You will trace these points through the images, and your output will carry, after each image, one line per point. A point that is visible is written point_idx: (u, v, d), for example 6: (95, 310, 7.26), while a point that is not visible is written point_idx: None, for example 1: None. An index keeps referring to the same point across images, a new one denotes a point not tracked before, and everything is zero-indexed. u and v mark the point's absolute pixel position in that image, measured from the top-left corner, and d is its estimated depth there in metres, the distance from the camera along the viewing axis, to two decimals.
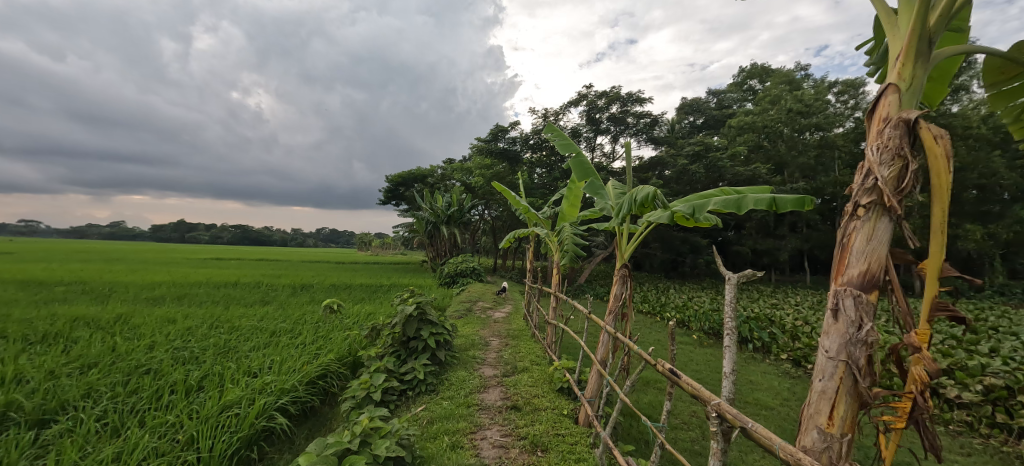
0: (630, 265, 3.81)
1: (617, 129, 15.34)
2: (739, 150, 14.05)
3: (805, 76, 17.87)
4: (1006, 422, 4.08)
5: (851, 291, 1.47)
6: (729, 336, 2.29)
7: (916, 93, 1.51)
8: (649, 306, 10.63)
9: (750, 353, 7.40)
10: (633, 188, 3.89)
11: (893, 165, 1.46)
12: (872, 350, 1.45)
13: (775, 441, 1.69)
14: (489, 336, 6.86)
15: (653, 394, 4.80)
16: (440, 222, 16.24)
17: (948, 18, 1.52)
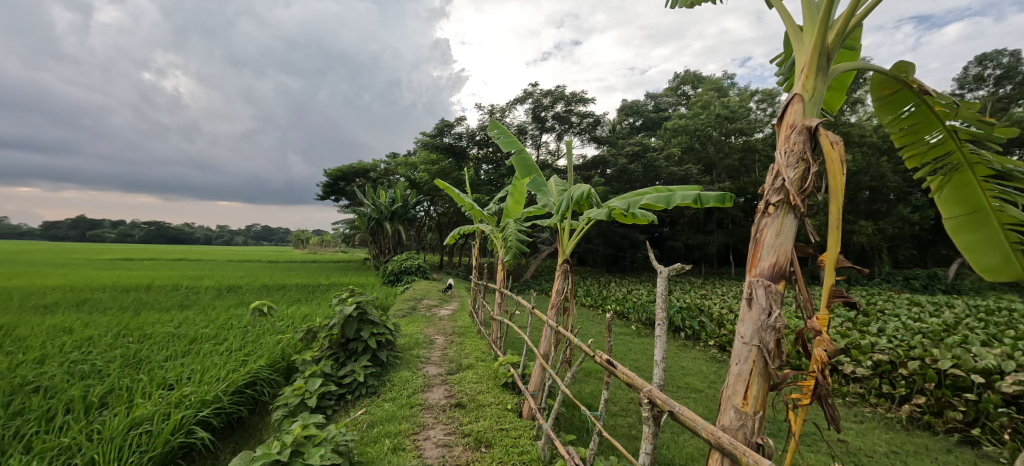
0: (571, 260, 3.89)
1: (562, 128, 15.65)
2: (674, 151, 14.91)
3: (731, 84, 19.31)
4: (890, 392, 4.70)
5: (763, 282, 1.61)
6: (660, 326, 2.42)
7: (816, 103, 1.68)
8: (592, 299, 11.01)
9: (683, 340, 7.90)
10: (572, 185, 3.99)
11: (798, 167, 1.61)
12: (780, 334, 1.60)
13: (698, 422, 1.83)
14: (434, 334, 6.77)
15: (593, 384, 4.99)
16: (383, 219, 15.73)
17: (843, 38, 1.70)
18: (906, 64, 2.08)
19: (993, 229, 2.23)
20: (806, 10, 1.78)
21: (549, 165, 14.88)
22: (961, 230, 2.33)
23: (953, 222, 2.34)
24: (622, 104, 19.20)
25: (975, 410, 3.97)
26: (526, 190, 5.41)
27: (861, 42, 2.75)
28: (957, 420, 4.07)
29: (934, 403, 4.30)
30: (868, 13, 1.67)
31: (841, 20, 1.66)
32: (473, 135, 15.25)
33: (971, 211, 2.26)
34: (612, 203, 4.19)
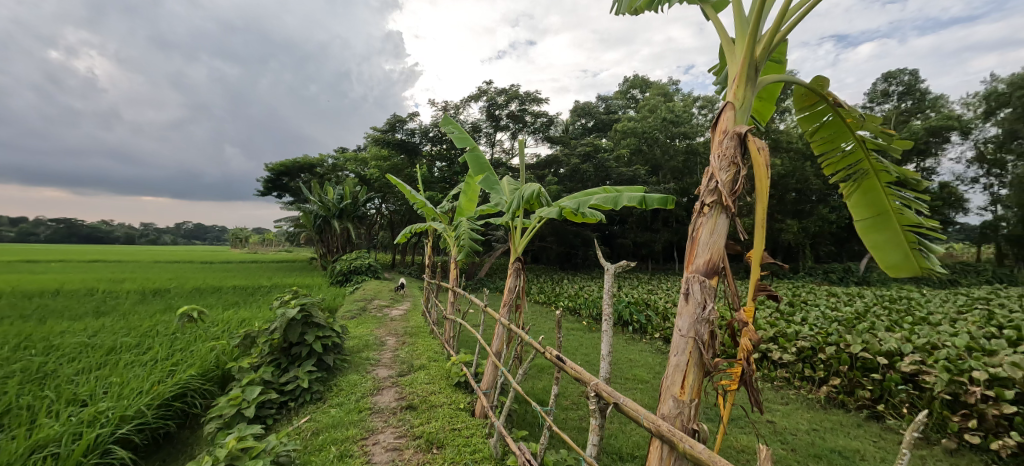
0: (523, 258, 3.93)
1: (516, 126, 15.71)
2: (623, 152, 15.44)
3: (676, 90, 20.29)
4: (811, 375, 5.16)
5: (698, 278, 1.71)
6: (606, 321, 2.50)
7: (745, 111, 1.80)
8: (545, 296, 11.18)
9: (631, 334, 8.22)
10: (524, 184, 4.02)
11: (729, 170, 1.72)
12: (713, 326, 1.71)
13: (640, 412, 1.91)
14: (385, 336, 6.60)
15: (546, 380, 5.07)
16: (331, 216, 15.09)
17: (769, 51, 1.84)
18: (824, 78, 2.29)
19: (896, 231, 2.47)
20: (737, 25, 1.91)
21: (503, 163, 14.92)
22: (870, 231, 2.57)
23: (863, 224, 2.58)
24: (575, 106, 19.57)
25: (880, 388, 4.45)
26: (479, 188, 5.39)
27: (787, 56, 2.98)
28: (866, 398, 4.54)
29: (847, 384, 4.77)
30: (791, 31, 1.80)
31: (767, 35, 1.79)
32: (426, 132, 14.96)
33: (877, 214, 2.51)
34: (563, 202, 4.26)
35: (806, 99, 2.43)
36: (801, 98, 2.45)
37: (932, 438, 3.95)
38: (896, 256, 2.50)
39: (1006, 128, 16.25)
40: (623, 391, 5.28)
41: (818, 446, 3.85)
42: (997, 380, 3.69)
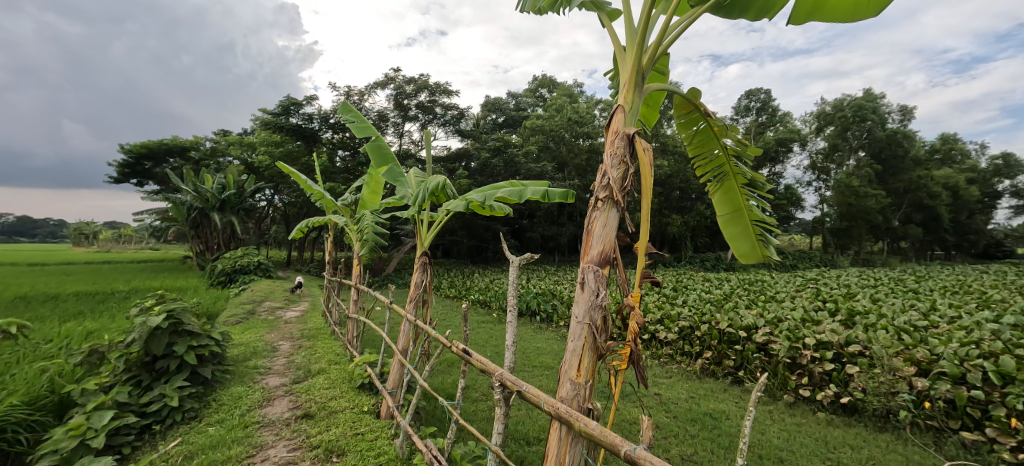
0: (430, 252, 3.85)
1: (425, 118, 15.30)
2: (531, 148, 15.91)
3: (580, 91, 21.41)
4: (689, 351, 5.85)
5: (592, 268, 1.83)
6: (511, 313, 2.55)
7: (633, 114, 1.96)
8: (455, 290, 11.12)
9: (538, 323, 8.54)
10: (429, 177, 3.91)
11: (620, 168, 1.87)
12: (605, 311, 1.84)
13: (541, 398, 1.99)
14: (278, 340, 6.05)
15: (454, 374, 5.06)
16: (210, 209, 13.32)
17: (654, 61, 2.01)
18: (697, 89, 2.57)
19: (747, 225, 2.88)
20: (628, 34, 2.06)
21: (412, 156, 14.44)
22: (729, 225, 2.96)
23: (725, 219, 2.97)
24: (485, 100, 19.62)
25: (740, 357, 5.22)
26: (383, 180, 5.13)
27: (670, 68, 3.30)
28: (730, 366, 5.29)
29: (715, 355, 5.51)
30: (671, 44, 1.99)
31: (652, 47, 1.96)
32: (326, 118, 13.88)
33: (734, 210, 2.90)
34: (470, 195, 4.25)
35: (684, 106, 2.71)
36: (679, 105, 2.73)
37: (775, 394, 4.75)
38: (747, 246, 2.92)
39: (830, 143, 19.96)
40: (531, 377, 5.48)
41: (694, 411, 4.39)
42: (821, 345, 4.55)
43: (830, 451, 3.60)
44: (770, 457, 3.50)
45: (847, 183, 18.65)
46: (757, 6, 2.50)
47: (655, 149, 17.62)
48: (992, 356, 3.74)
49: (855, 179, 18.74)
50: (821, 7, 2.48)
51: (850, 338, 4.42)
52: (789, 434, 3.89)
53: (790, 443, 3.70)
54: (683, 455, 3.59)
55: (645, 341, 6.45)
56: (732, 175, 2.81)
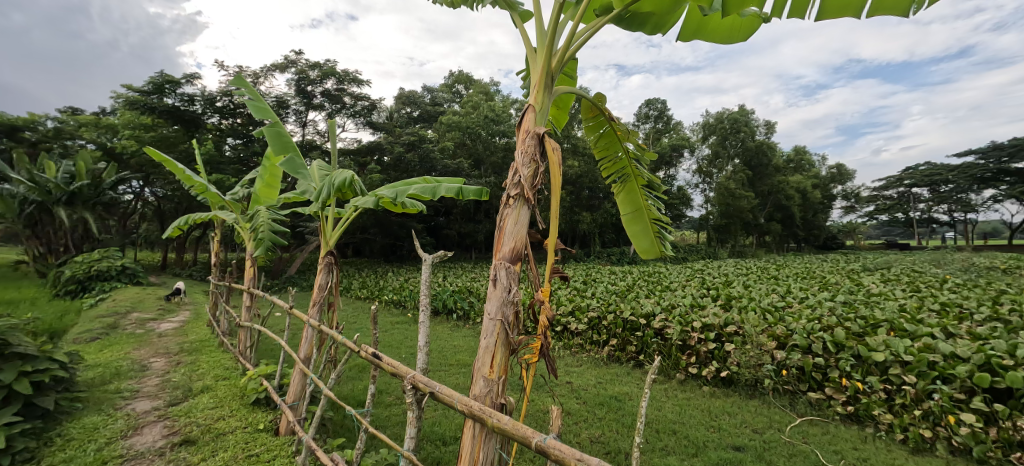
0: (336, 252, 3.58)
1: (332, 107, 14.31)
2: (448, 145, 15.68)
3: (496, 90, 21.57)
4: (597, 339, 6.20)
5: (504, 264, 1.83)
6: (424, 312, 2.45)
7: (543, 114, 1.99)
8: (366, 291, 10.57)
9: (454, 321, 8.45)
10: (334, 171, 3.61)
11: (531, 166, 1.89)
12: (517, 307, 1.85)
13: (454, 398, 1.94)
14: (150, 357, 5.23)
15: (366, 381, 4.80)
16: (54, 203, 11.09)
17: (562, 65, 2.07)
18: (602, 94, 2.70)
19: (647, 223, 3.11)
20: (538, 36, 2.09)
21: (317, 148, 13.41)
22: (631, 224, 3.17)
23: (627, 218, 3.17)
24: (399, 93, 18.83)
25: (641, 343, 5.65)
26: (281, 171, 4.68)
27: (577, 72, 3.44)
28: (632, 351, 5.70)
29: (620, 342, 5.90)
30: (578, 49, 2.06)
31: (560, 50, 2.01)
32: (212, 101, 12.32)
33: (636, 210, 3.12)
34: (379, 191, 4.04)
35: (590, 109, 2.84)
36: (586, 109, 2.86)
37: (670, 374, 5.20)
38: (647, 243, 3.14)
39: (714, 149, 22.56)
40: (447, 376, 5.40)
41: (602, 396, 4.65)
42: (706, 327, 5.12)
43: (714, 420, 4.05)
44: (667, 431, 3.84)
45: (727, 186, 21.25)
46: (653, 21, 2.70)
47: (567, 149, 18.42)
48: (829, 329, 4.52)
49: (733, 181, 21.40)
50: (705, 27, 2.79)
51: (728, 320, 5.04)
52: (681, 408, 4.30)
53: (682, 416, 4.10)
54: (592, 438, 3.79)
55: (558, 333, 6.70)
56: (634, 176, 3.02)
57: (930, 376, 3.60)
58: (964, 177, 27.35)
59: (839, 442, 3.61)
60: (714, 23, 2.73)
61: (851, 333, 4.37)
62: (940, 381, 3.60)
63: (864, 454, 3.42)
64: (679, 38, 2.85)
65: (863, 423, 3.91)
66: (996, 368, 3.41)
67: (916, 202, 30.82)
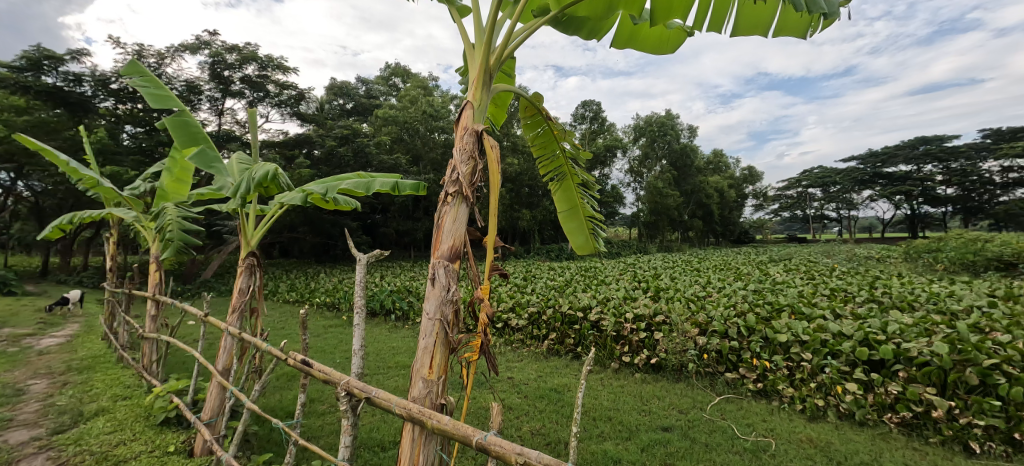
0: (259, 253, 3.29)
1: (254, 96, 13.24)
2: (384, 139, 15.14)
3: (434, 85, 21.15)
4: (537, 334, 6.30)
5: (443, 263, 1.78)
6: (358, 315, 2.31)
7: (482, 112, 1.96)
8: (296, 294, 9.91)
9: (393, 322, 8.18)
10: (254, 165, 3.29)
11: (469, 163, 1.86)
12: (457, 305, 1.81)
13: (390, 402, 1.85)
14: (28, 380, 4.52)
15: (295, 390, 4.50)
16: None
17: (501, 63, 2.04)
18: (540, 94, 2.73)
19: (582, 221, 3.20)
20: (476, 33, 2.05)
21: (238, 140, 12.34)
22: (567, 221, 3.24)
23: (564, 216, 3.25)
24: (331, 83, 17.75)
25: (579, 335, 5.83)
26: (192, 164, 4.23)
27: (515, 71, 3.46)
28: (570, 343, 5.87)
29: (559, 336, 6.05)
30: (516, 47, 2.05)
31: (499, 48, 1.99)
32: (105, 82, 10.93)
33: (571, 208, 3.20)
34: (308, 187, 3.78)
35: (528, 109, 2.86)
36: (524, 108, 2.87)
37: (605, 363, 5.42)
38: (581, 240, 3.23)
39: (644, 151, 23.86)
40: (385, 380, 5.21)
41: (542, 389, 4.74)
42: (637, 318, 5.41)
43: (645, 404, 4.27)
44: (603, 417, 3.99)
45: (656, 185, 22.58)
46: (589, 27, 2.80)
47: (507, 147, 18.55)
48: (742, 315, 4.97)
49: (661, 181, 22.77)
50: (636, 35, 2.92)
51: (657, 310, 5.36)
52: (615, 395, 4.49)
53: (617, 403, 4.28)
54: (533, 431, 3.84)
55: (499, 329, 6.72)
56: (569, 175, 3.10)
57: (823, 353, 4.10)
58: (850, 179, 31.32)
59: (751, 416, 3.97)
60: (644, 32, 2.87)
61: (760, 318, 4.83)
62: (830, 356, 4.10)
63: (772, 425, 3.79)
64: (612, 45, 2.96)
65: (770, 397, 4.33)
66: (872, 342, 3.94)
67: (812, 201, 34.77)
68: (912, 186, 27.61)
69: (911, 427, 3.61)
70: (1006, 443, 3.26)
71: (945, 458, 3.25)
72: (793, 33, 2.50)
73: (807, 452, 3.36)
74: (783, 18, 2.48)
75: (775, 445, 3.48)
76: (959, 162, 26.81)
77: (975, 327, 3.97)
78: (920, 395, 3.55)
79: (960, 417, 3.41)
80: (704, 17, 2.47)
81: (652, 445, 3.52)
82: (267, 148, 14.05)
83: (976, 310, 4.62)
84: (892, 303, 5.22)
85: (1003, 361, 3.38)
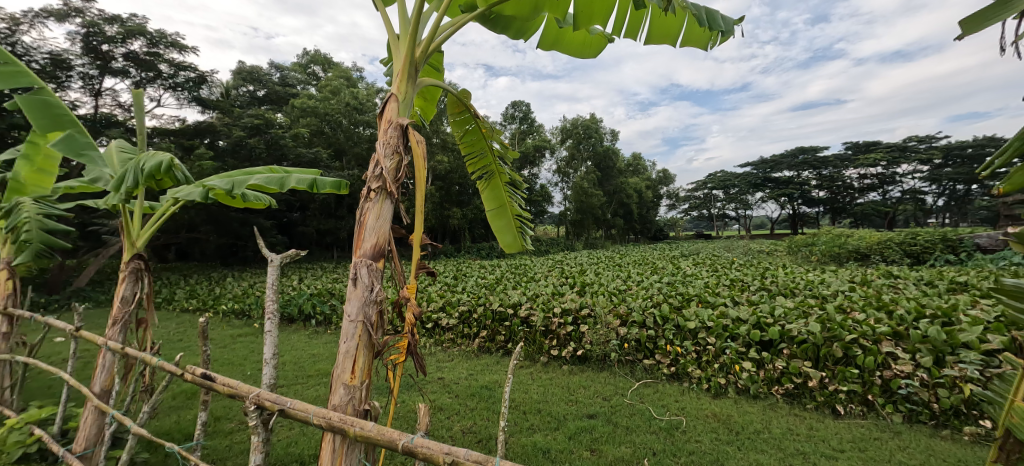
0: (146, 256, 2.88)
1: (142, 75, 11.62)
2: (302, 131, 14.09)
3: (358, 76, 20.11)
4: (467, 332, 6.24)
5: (365, 262, 1.69)
6: (270, 320, 2.11)
7: (407, 105, 1.89)
8: (197, 301, 8.88)
9: (313, 328, 7.64)
10: (141, 153, 2.87)
11: (393, 158, 1.78)
12: (381, 306, 1.72)
13: (306, 411, 1.70)
14: None
15: (196, 409, 4.03)
16: None
17: (427, 56, 1.97)
18: (468, 90, 2.70)
19: (510, 219, 3.21)
20: (401, 24, 1.97)
21: (121, 126, 10.77)
22: (496, 219, 3.23)
23: (492, 214, 3.24)
24: (238, 67, 15.98)
25: (509, 331, 5.88)
26: (60, 153, 3.70)
27: (443, 66, 3.39)
28: (501, 340, 5.90)
29: (490, 333, 6.05)
30: (443, 41, 1.99)
31: (425, 41, 1.92)
32: None
33: (500, 206, 3.20)
34: (209, 181, 3.40)
35: (456, 105, 2.81)
36: (452, 104, 2.82)
37: (534, 358, 5.51)
38: (509, 238, 3.23)
39: (570, 152, 24.74)
40: (304, 390, 4.84)
41: (473, 387, 4.71)
42: (565, 312, 5.60)
43: (571, 394, 4.42)
44: (532, 410, 4.06)
45: (581, 185, 23.53)
46: (516, 27, 2.82)
47: (436, 145, 18.18)
48: (658, 306, 5.38)
49: (586, 181, 23.76)
50: (561, 38, 2.99)
51: (582, 304, 5.61)
52: (544, 387, 4.60)
53: (545, 395, 4.39)
54: (463, 429, 3.80)
55: (428, 330, 6.56)
56: (497, 174, 3.11)
57: (725, 336, 4.55)
58: (746, 182, 35.01)
59: (665, 397, 4.28)
60: (568, 35, 2.95)
61: (673, 307, 5.27)
62: (730, 339, 4.56)
63: (683, 404, 4.11)
64: (538, 46, 3.00)
65: (681, 380, 4.67)
66: (763, 325, 4.47)
67: (716, 201, 38.41)
68: (794, 189, 31.59)
69: (792, 396, 4.11)
70: (862, 404, 3.84)
71: (818, 420, 3.76)
72: (697, 45, 2.72)
73: (712, 426, 3.70)
74: (688, 31, 2.69)
75: (685, 422, 3.78)
76: (829, 169, 31.17)
77: (840, 308, 4.66)
78: (799, 368, 4.08)
79: (829, 385, 3.96)
80: (622, 25, 2.60)
81: (578, 433, 3.65)
82: (159, 136, 12.37)
83: (841, 293, 5.42)
84: (779, 291, 5.95)
85: (860, 336, 4.02)
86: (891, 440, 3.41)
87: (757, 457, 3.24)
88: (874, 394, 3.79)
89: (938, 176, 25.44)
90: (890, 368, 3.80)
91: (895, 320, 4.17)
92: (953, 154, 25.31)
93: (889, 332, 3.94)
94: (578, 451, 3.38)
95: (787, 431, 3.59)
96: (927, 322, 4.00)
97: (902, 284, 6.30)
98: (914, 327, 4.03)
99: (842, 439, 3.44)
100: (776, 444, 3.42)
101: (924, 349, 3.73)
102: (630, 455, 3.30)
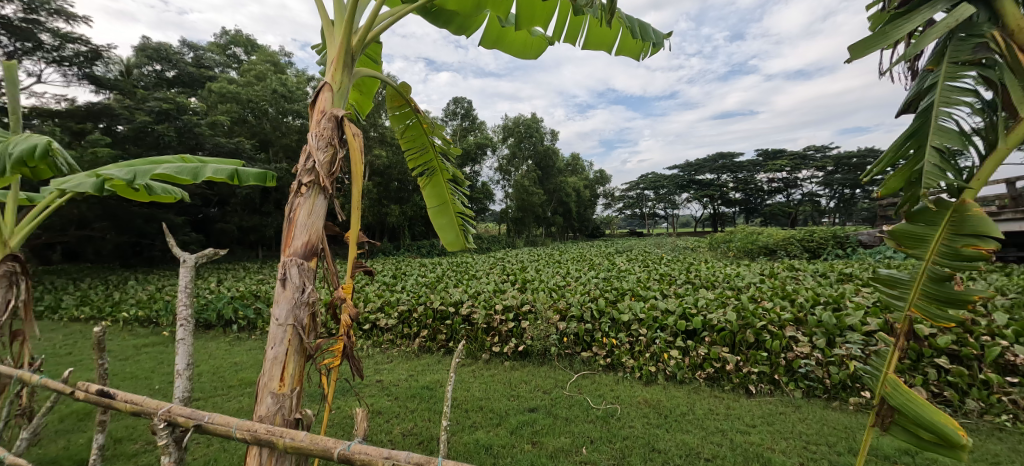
0: (22, 258, 2.48)
1: (17, 46, 9.96)
2: (220, 119, 12.89)
3: (286, 62, 18.73)
4: (407, 332, 6.05)
5: (296, 261, 1.56)
6: (182, 327, 1.88)
7: (342, 96, 1.77)
8: (90, 309, 7.79)
9: (235, 333, 7.01)
10: (13, 136, 2.45)
11: (327, 151, 1.66)
12: (313, 308, 1.61)
13: (229, 425, 1.52)
14: None
15: (91, 431, 3.54)
16: None
17: (364, 46, 1.86)
18: (409, 84, 2.61)
19: (452, 217, 3.14)
20: (335, 8, 1.85)
21: None
22: (437, 216, 3.15)
23: (434, 211, 3.15)
24: (143, 44, 14.26)
25: (450, 330, 5.80)
26: None
27: (381, 57, 3.26)
28: (442, 339, 5.79)
29: (431, 333, 5.91)
30: (380, 31, 1.89)
31: (362, 29, 1.81)
32: None
33: (441, 203, 3.12)
34: (106, 171, 2.99)
35: (396, 98, 2.72)
36: (391, 97, 2.72)
37: (475, 355, 5.47)
38: (452, 236, 3.16)
39: (512, 150, 24.96)
40: (224, 402, 4.43)
41: (414, 388, 4.60)
42: (506, 309, 5.65)
43: (512, 390, 4.44)
44: (474, 408, 4.03)
45: (522, 184, 23.85)
46: (457, 23, 2.76)
47: (374, 138, 17.48)
48: (594, 301, 5.60)
49: (527, 180, 24.11)
50: (502, 39, 2.99)
51: (523, 301, 5.71)
52: (486, 384, 4.59)
53: (487, 392, 4.37)
54: (403, 432, 3.69)
55: (366, 331, 6.29)
56: (439, 170, 3.03)
57: (654, 327, 4.83)
58: (674, 184, 37.41)
59: (602, 387, 4.43)
60: (509, 36, 2.95)
61: (608, 301, 5.52)
62: (660, 330, 4.84)
63: (617, 393, 4.29)
64: (480, 43, 2.97)
65: (616, 370, 4.87)
66: (687, 316, 4.79)
67: (647, 201, 40.66)
68: (715, 191, 34.33)
69: (712, 379, 4.45)
70: (770, 383, 4.25)
71: (733, 400, 4.10)
72: (630, 55, 2.84)
73: (644, 411, 3.90)
74: (622, 41, 2.79)
75: (619, 409, 3.95)
76: (744, 173, 34.23)
77: (753, 298, 5.11)
78: (719, 354, 4.41)
79: (743, 367, 4.34)
80: (561, 28, 2.65)
81: (520, 427, 3.69)
82: (40, 118, 10.73)
83: (752, 285, 5.97)
84: (701, 283, 6.43)
85: (769, 322, 4.43)
86: (794, 413, 3.80)
87: (682, 437, 3.46)
88: (779, 374, 4.21)
89: (830, 181, 28.98)
90: (792, 350, 4.23)
91: (797, 308, 4.65)
92: (842, 162, 28.90)
93: (792, 319, 4.40)
94: (521, 444, 3.41)
95: (709, 411, 3.88)
96: (821, 309, 4.50)
97: (802, 276, 7.08)
98: (811, 313, 4.51)
99: (754, 415, 3.78)
100: (699, 423, 3.68)
101: (818, 332, 4.20)
102: (569, 445, 3.39)
